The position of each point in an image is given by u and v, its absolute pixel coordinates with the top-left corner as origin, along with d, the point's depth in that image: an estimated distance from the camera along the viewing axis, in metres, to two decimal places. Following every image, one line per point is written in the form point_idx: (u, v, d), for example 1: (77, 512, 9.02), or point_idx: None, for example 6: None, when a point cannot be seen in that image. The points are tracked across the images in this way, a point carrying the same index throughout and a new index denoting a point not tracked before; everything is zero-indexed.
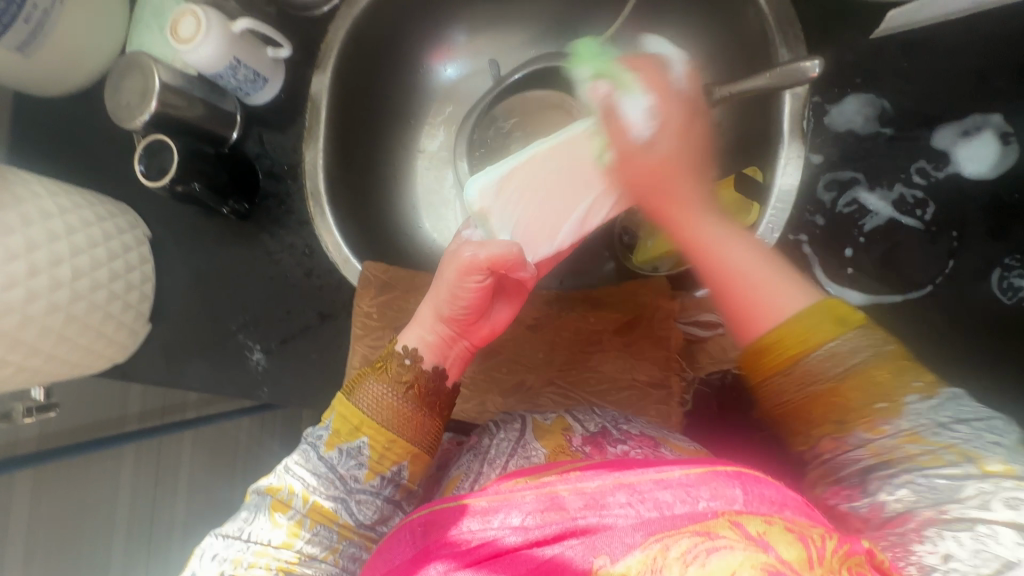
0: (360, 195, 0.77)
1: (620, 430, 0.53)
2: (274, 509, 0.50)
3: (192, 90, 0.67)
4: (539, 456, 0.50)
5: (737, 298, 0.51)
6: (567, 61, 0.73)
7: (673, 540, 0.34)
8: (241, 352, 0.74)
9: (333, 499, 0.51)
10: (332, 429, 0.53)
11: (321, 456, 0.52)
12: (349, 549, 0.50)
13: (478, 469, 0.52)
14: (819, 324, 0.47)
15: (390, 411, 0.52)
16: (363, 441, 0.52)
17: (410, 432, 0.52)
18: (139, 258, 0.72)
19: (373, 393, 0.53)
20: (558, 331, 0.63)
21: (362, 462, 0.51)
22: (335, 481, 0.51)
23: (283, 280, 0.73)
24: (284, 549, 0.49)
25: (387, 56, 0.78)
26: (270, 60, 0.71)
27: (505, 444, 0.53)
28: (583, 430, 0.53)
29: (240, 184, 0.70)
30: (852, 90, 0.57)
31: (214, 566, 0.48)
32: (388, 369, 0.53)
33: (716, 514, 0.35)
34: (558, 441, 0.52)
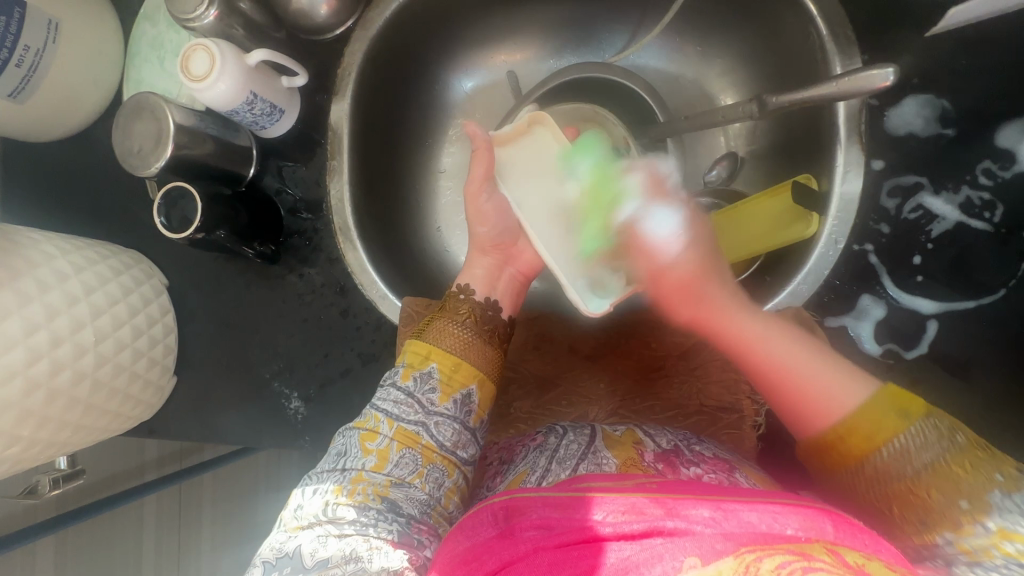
0: (388, 225, 0.73)
1: (693, 452, 0.51)
2: (364, 438, 0.51)
3: (206, 129, 0.62)
4: (610, 465, 0.47)
5: (782, 391, 0.49)
6: (596, 72, 0.69)
7: (766, 555, 0.31)
8: (278, 401, 0.70)
9: (414, 423, 0.51)
10: (405, 364, 0.55)
11: (398, 386, 0.53)
12: (433, 474, 0.50)
13: (545, 464, 0.49)
14: (883, 416, 0.43)
15: (456, 341, 0.55)
16: (432, 366, 0.54)
17: (473, 357, 0.55)
18: (160, 310, 0.68)
19: (441, 327, 0.56)
20: (620, 361, 0.62)
21: (434, 386, 0.53)
22: (415, 406, 0.52)
23: (317, 322, 0.69)
24: (378, 471, 0.48)
25: (405, 76, 0.73)
26: (285, 90, 0.67)
27: (575, 445, 0.50)
28: (655, 446, 0.51)
29: (264, 225, 0.66)
30: (910, 92, 0.55)
31: (316, 500, 0.46)
32: (450, 309, 0.58)
33: (807, 538, 0.32)
34: (630, 453, 0.49)
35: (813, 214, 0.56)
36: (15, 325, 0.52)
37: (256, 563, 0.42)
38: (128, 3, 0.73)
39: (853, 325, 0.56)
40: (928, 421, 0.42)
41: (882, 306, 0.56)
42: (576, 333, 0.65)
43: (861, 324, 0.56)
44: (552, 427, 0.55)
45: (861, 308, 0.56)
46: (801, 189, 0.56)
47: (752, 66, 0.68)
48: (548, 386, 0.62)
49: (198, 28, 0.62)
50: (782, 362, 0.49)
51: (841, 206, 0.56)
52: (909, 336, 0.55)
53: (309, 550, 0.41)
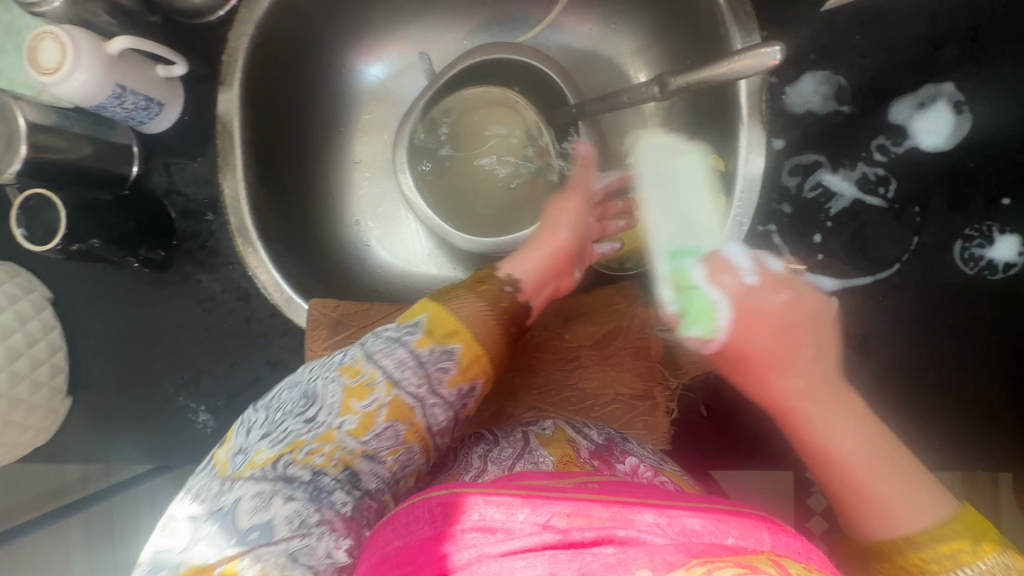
0: (295, 222, 0.69)
1: (629, 446, 0.51)
2: (348, 393, 0.44)
3: (71, 126, 0.56)
4: (546, 463, 0.45)
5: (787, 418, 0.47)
6: (505, 53, 0.66)
7: (713, 566, 0.26)
8: (184, 415, 0.66)
9: (413, 396, 0.45)
10: (424, 328, 0.48)
11: (411, 349, 0.46)
12: (406, 454, 0.44)
13: (479, 465, 0.47)
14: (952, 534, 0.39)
15: (478, 325, 0.49)
16: (455, 346, 0.47)
17: (493, 347, 0.49)
18: (43, 326, 0.63)
19: (469, 303, 0.49)
20: (536, 355, 0.59)
21: (451, 363, 0.47)
22: (421, 377, 0.46)
23: (220, 330, 0.65)
24: (354, 435, 0.43)
25: (303, 61, 0.69)
26: (164, 81, 0.61)
27: (510, 449, 0.48)
28: (588, 443, 0.50)
29: (148, 232, 0.61)
30: (809, 68, 0.55)
31: (255, 449, 0.42)
32: (478, 286, 0.51)
33: (754, 551, 0.28)
34: (565, 450, 0.48)
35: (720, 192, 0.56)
36: None
37: (183, 516, 0.40)
38: None
39: None
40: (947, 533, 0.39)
41: None
42: None
43: None
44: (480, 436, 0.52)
45: None
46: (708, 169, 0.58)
47: (663, 43, 0.66)
48: None
49: (50, 13, 0.55)
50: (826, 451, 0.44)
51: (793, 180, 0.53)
52: None
53: (246, 508, 0.38)
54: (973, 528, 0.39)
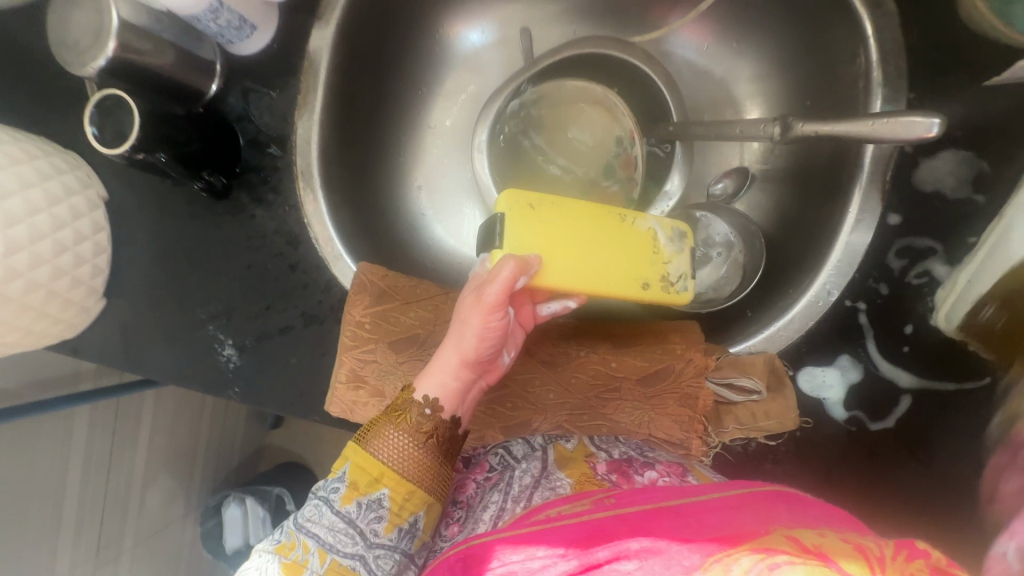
0: (359, 176, 0.66)
1: (646, 455, 0.49)
2: (288, 572, 0.43)
3: (161, 32, 0.53)
4: (564, 488, 0.43)
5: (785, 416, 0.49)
6: (617, 51, 0.63)
7: (731, 559, 0.28)
8: (210, 345, 0.65)
9: (351, 557, 0.44)
10: (349, 481, 0.45)
11: (336, 510, 0.44)
12: None
13: (499, 503, 0.45)
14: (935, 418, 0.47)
15: (400, 457, 0.45)
16: (383, 492, 0.44)
17: (427, 478, 0.46)
18: (92, 225, 0.62)
19: (390, 441, 0.45)
20: (574, 374, 0.57)
21: (382, 514, 0.44)
22: (355, 536, 0.44)
23: (263, 270, 0.63)
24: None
25: (405, 14, 0.65)
26: (261, 4, 0.58)
27: (526, 477, 0.46)
28: (606, 457, 0.48)
29: (216, 154, 0.59)
30: (951, 145, 0.49)
31: None
32: (397, 414, 0.46)
33: (768, 529, 0.30)
34: (583, 470, 0.45)
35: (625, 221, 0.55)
36: None
37: None
38: None
39: (824, 381, 0.52)
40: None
41: (859, 370, 0.52)
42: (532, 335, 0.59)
43: (834, 383, 0.52)
44: (504, 450, 0.51)
45: (838, 367, 0.52)
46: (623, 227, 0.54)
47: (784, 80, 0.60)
48: (499, 387, 0.57)
49: None
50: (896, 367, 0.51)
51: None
52: (881, 407, 0.51)
53: None
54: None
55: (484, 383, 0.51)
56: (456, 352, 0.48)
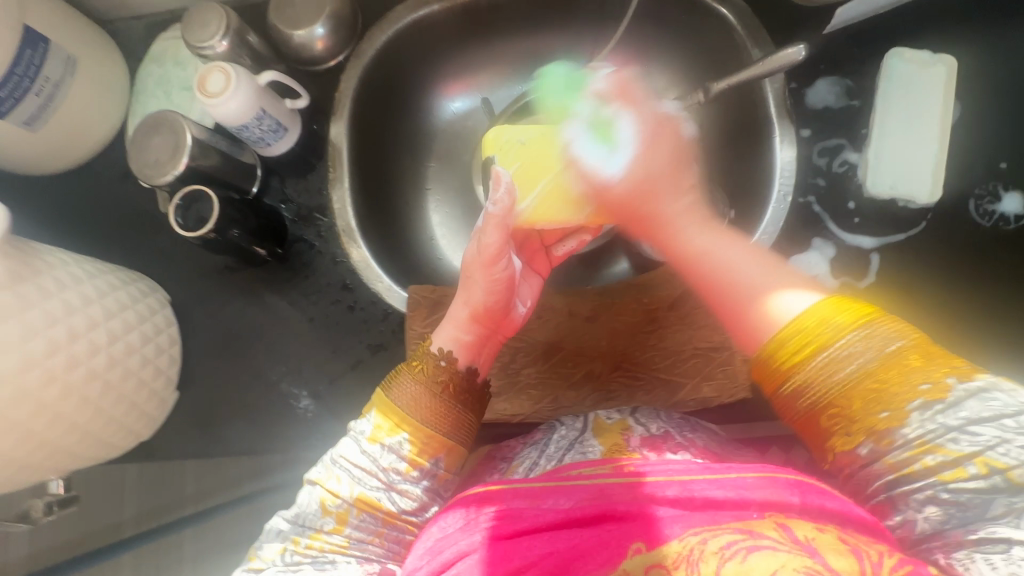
0: (386, 229, 0.78)
1: (684, 437, 0.56)
2: (323, 499, 0.50)
3: (218, 143, 0.68)
4: (596, 452, 0.53)
5: (730, 302, 0.52)
6: (562, 86, 0.81)
7: (712, 535, 0.39)
8: (286, 402, 0.70)
9: (376, 488, 0.50)
10: (374, 425, 0.52)
11: (363, 447, 0.51)
12: (393, 534, 0.50)
13: (535, 459, 0.55)
14: (820, 322, 0.45)
15: (423, 409, 0.53)
16: (404, 436, 0.51)
17: (446, 425, 0.53)
18: (165, 319, 0.68)
19: (408, 390, 0.54)
20: (618, 318, 0.66)
21: (403, 455, 0.51)
22: (378, 473, 0.50)
23: (325, 320, 0.71)
24: (337, 531, 0.49)
25: (394, 101, 0.82)
26: (288, 111, 0.73)
27: (564, 440, 0.56)
28: (644, 431, 0.56)
29: (271, 229, 0.70)
30: (820, 75, 0.68)
31: (275, 542, 0.49)
32: (412, 365, 0.56)
33: (762, 516, 0.40)
34: (615, 439, 0.54)
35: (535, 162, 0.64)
36: (37, 317, 0.52)
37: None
38: (134, 53, 0.81)
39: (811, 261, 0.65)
40: (888, 332, 0.43)
41: (832, 246, 0.65)
42: (572, 299, 0.67)
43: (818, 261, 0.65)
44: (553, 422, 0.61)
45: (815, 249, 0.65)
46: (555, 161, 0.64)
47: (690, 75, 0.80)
48: (554, 351, 0.66)
49: (211, 55, 0.68)
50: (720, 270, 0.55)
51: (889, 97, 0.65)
52: (857, 269, 0.64)
53: None
54: (846, 311, 0.44)
55: (499, 336, 0.62)
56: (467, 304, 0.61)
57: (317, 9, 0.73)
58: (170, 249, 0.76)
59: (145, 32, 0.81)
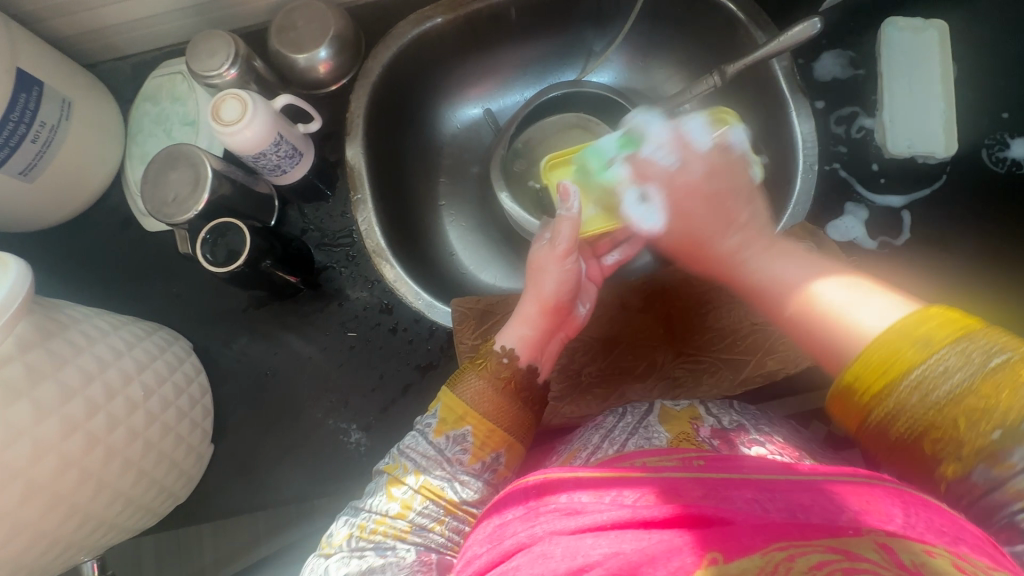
0: (414, 247, 0.76)
1: (760, 433, 0.53)
2: (391, 483, 0.50)
3: (235, 174, 0.65)
4: (661, 438, 0.51)
5: (821, 339, 0.46)
6: (562, 88, 0.80)
7: (800, 552, 0.32)
8: (335, 439, 0.66)
9: (440, 478, 0.49)
10: (439, 417, 0.52)
11: (429, 441, 0.51)
12: (454, 524, 0.47)
13: (597, 441, 0.54)
14: (908, 338, 0.39)
15: (491, 405, 0.52)
16: (467, 427, 0.51)
17: (506, 421, 0.52)
18: (194, 367, 0.63)
19: (474, 385, 0.53)
20: (668, 305, 0.66)
21: (466, 446, 0.50)
22: (443, 462, 0.50)
23: (367, 346, 0.68)
24: (399, 517, 0.47)
25: (403, 120, 0.81)
26: (301, 136, 0.70)
27: (627, 423, 0.55)
28: (715, 422, 0.54)
29: (299, 258, 0.66)
30: (824, 50, 0.71)
31: (343, 529, 0.48)
32: (487, 367, 0.54)
33: (861, 531, 0.33)
34: (683, 428, 0.52)
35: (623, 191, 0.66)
36: (72, 375, 0.47)
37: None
38: (123, 94, 0.77)
39: (845, 225, 0.66)
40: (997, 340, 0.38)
41: (865, 208, 0.67)
42: (620, 293, 0.67)
43: (852, 224, 0.66)
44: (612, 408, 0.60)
45: (849, 213, 0.67)
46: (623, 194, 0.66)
47: (692, 64, 0.82)
48: (612, 345, 0.65)
49: (219, 83, 0.66)
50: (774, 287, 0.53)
51: (889, 63, 0.69)
52: (892, 227, 0.66)
53: None
54: (940, 323, 0.38)
55: (562, 335, 0.61)
56: (538, 310, 0.58)
57: (321, 31, 0.72)
58: (185, 293, 0.71)
59: (132, 71, 0.77)
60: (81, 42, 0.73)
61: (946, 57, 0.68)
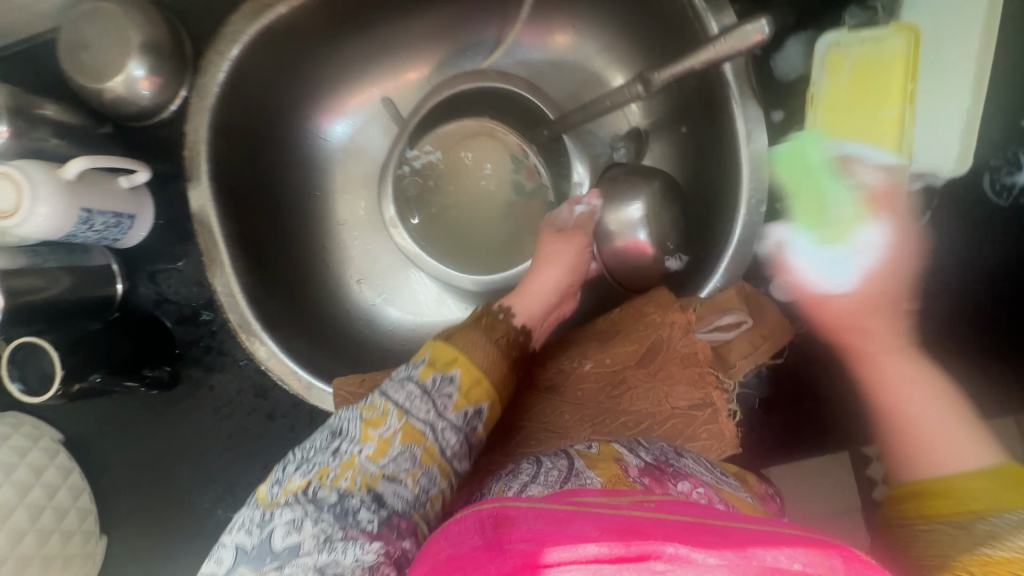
0: (298, 302, 0.66)
1: (682, 465, 0.47)
2: (368, 420, 0.43)
3: (44, 262, 0.53)
4: (595, 482, 0.42)
5: (896, 436, 0.44)
6: (467, 85, 0.63)
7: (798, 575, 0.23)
8: (226, 530, 0.62)
9: (423, 421, 0.43)
10: (428, 361, 0.46)
11: (415, 381, 0.45)
12: (425, 480, 0.42)
13: (521, 482, 0.43)
14: (993, 490, 0.37)
15: (484, 357, 0.47)
16: (455, 375, 0.45)
17: (496, 377, 0.47)
18: (59, 472, 0.59)
19: (471, 340, 0.48)
20: (581, 385, 0.57)
21: (452, 394, 0.45)
22: (427, 401, 0.44)
23: (246, 433, 0.61)
24: (372, 460, 0.41)
25: (269, 138, 0.66)
26: (127, 190, 0.57)
27: (556, 472, 0.44)
28: (638, 460, 0.46)
29: (146, 349, 0.58)
30: (790, 36, 0.53)
31: (297, 472, 0.41)
32: (489, 325, 0.51)
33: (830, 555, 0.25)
34: (613, 470, 0.44)
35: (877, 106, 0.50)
36: None
37: (228, 546, 0.37)
38: None
39: (794, 281, 0.54)
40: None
41: None
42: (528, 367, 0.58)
43: None
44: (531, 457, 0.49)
45: None
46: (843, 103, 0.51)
47: (633, 39, 0.63)
48: (514, 429, 0.57)
49: None
50: (906, 431, 0.43)
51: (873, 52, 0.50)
52: None
53: (280, 533, 0.36)
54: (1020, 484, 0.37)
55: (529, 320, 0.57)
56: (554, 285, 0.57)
57: (122, 47, 0.55)
58: None
59: None
60: None
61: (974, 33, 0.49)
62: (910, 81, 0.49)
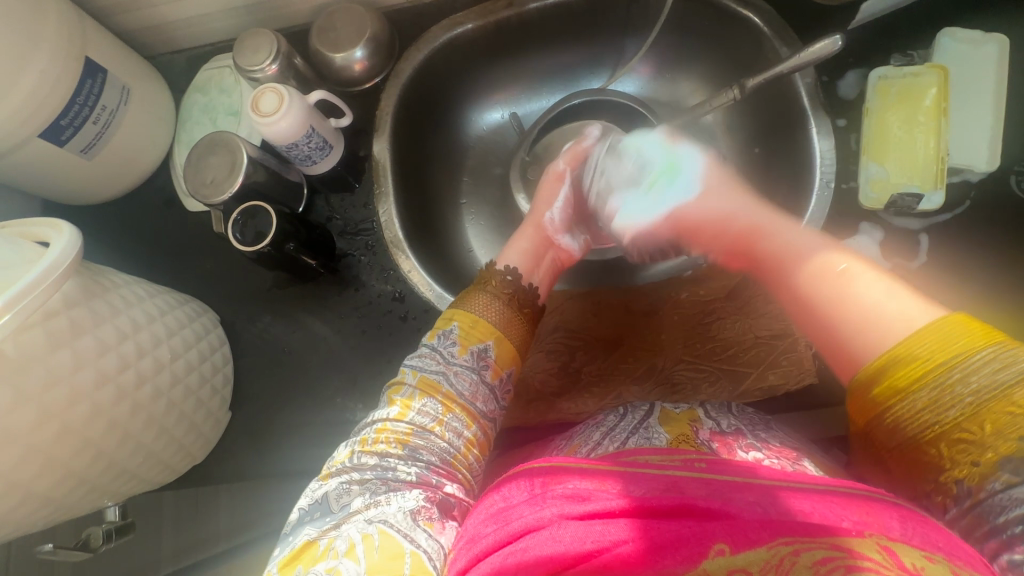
0: (433, 242, 0.80)
1: (757, 437, 0.52)
2: (393, 392, 0.51)
3: (266, 160, 0.69)
4: (661, 439, 0.51)
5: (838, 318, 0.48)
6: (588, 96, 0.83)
7: (804, 547, 0.33)
8: (341, 417, 0.71)
9: (435, 371, 0.51)
10: (431, 325, 0.56)
11: (424, 343, 0.54)
12: (454, 423, 0.49)
13: (597, 438, 0.53)
14: (945, 342, 0.42)
15: (480, 307, 0.55)
16: (454, 325, 0.54)
17: (498, 323, 0.55)
18: (218, 338, 0.68)
19: (469, 296, 0.56)
20: (676, 312, 0.68)
21: (454, 340, 0.53)
22: (436, 358, 0.52)
23: (378, 331, 0.73)
24: (400, 421, 0.48)
25: (430, 117, 0.85)
26: (333, 129, 0.74)
27: (630, 421, 0.54)
28: (714, 426, 0.54)
29: (323, 242, 0.71)
30: (850, 68, 0.70)
31: (346, 446, 0.48)
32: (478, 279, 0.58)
33: (859, 532, 0.34)
34: (683, 429, 0.52)
35: (915, 113, 0.66)
36: (109, 333, 0.51)
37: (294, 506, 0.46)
38: (178, 84, 0.83)
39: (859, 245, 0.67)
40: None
41: (880, 229, 0.67)
42: (629, 297, 0.70)
43: (867, 244, 0.67)
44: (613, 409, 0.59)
45: (863, 234, 0.67)
46: (893, 108, 0.67)
47: (717, 75, 0.83)
48: (614, 346, 0.68)
49: (261, 78, 0.71)
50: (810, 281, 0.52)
51: (916, 82, 0.66)
52: (907, 251, 0.66)
53: (336, 493, 0.45)
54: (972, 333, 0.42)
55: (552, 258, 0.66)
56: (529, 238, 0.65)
57: (358, 32, 0.76)
58: (215, 270, 0.76)
59: (187, 63, 0.84)
60: (143, 35, 0.79)
61: (994, 76, 0.66)
62: (942, 101, 0.65)
